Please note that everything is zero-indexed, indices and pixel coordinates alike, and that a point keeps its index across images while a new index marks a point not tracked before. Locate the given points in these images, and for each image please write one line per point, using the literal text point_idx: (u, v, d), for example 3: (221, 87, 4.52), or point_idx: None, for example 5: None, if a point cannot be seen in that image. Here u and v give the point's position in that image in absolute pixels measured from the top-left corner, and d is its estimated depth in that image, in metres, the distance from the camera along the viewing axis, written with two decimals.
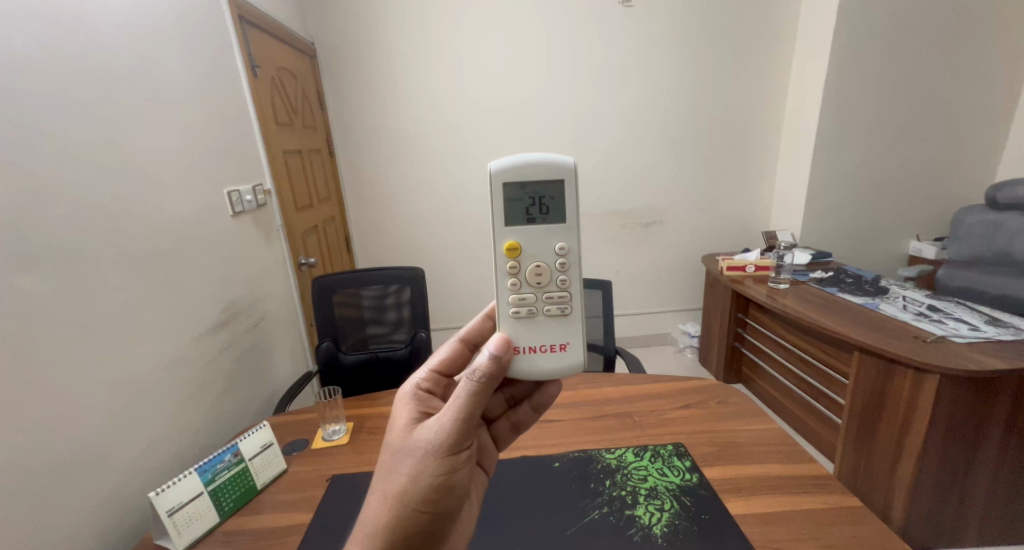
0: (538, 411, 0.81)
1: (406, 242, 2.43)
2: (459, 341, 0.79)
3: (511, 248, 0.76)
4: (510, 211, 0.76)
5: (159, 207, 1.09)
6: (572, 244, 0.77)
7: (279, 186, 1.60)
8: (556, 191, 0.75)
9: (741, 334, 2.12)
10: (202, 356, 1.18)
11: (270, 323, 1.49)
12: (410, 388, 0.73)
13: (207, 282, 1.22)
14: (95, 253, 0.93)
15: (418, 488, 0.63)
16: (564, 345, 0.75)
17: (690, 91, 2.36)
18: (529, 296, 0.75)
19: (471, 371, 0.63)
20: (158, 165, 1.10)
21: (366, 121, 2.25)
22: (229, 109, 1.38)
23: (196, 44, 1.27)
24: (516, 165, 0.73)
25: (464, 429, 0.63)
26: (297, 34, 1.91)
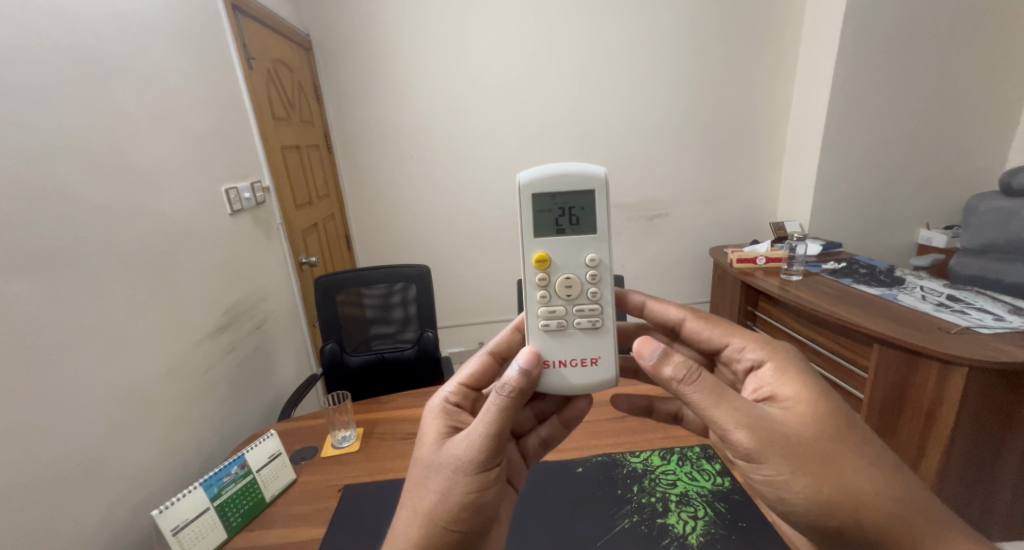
0: (568, 426, 0.81)
1: (408, 238, 2.38)
2: (488, 353, 0.80)
3: (540, 260, 0.77)
4: (539, 222, 0.77)
5: (153, 205, 1.03)
6: (603, 256, 0.78)
7: (279, 184, 1.55)
8: (586, 201, 0.76)
9: (751, 327, 2.08)
10: (203, 363, 1.13)
11: (274, 326, 1.44)
12: (438, 403, 0.75)
13: (206, 284, 1.16)
14: (88, 254, 0.87)
15: (447, 506, 0.64)
16: (595, 360, 0.76)
17: (695, 82, 2.32)
18: (559, 309, 0.76)
19: (501, 386, 0.65)
20: (151, 161, 1.04)
21: (365, 115, 2.19)
22: (224, 102, 1.31)
23: (188, 34, 1.21)
24: (547, 177, 0.74)
25: (492, 444, 0.65)
26: (293, 27, 1.86)
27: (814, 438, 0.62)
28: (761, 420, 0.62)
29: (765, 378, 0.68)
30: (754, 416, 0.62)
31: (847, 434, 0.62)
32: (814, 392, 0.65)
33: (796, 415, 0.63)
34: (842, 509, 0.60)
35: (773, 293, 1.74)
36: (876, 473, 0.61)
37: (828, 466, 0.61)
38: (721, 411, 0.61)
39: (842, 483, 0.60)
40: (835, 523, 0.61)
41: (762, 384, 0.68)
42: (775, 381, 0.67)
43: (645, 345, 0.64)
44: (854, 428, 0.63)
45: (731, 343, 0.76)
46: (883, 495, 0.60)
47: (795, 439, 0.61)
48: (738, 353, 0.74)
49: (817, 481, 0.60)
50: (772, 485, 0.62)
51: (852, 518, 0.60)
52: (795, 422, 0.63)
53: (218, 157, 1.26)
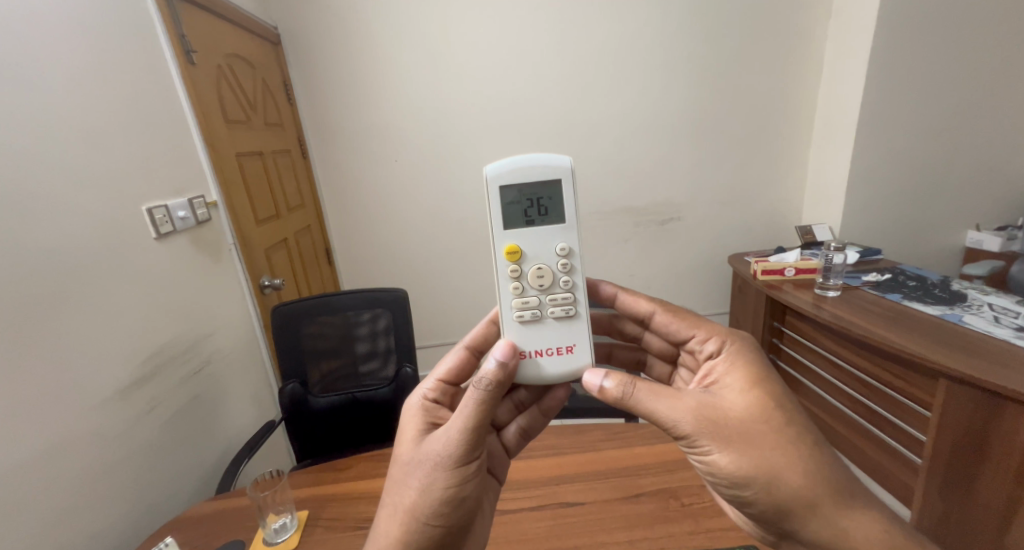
0: (546, 414, 0.84)
1: (395, 249, 2.17)
2: (465, 349, 0.83)
3: (512, 253, 0.83)
4: (509, 216, 0.84)
5: (39, 237, 0.81)
6: (571, 245, 0.85)
7: (232, 199, 1.34)
8: (552, 193, 0.82)
9: (777, 344, 1.84)
10: (114, 424, 0.93)
11: (222, 365, 1.24)
12: (417, 400, 0.76)
13: (117, 334, 0.94)
14: None
15: (429, 502, 0.67)
16: (569, 348, 0.82)
17: (711, 71, 2.08)
18: (533, 300, 0.83)
19: (478, 381, 0.66)
20: (40, 182, 0.82)
21: (344, 116, 1.98)
22: (151, 106, 1.10)
23: (99, 23, 0.99)
24: (511, 171, 0.81)
25: (471, 439, 0.67)
26: (256, 18, 1.65)
27: (742, 420, 0.67)
28: (697, 408, 0.68)
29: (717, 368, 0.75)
30: (689, 405, 0.68)
31: (774, 417, 0.67)
32: (753, 381, 0.70)
33: (740, 400, 0.69)
34: (757, 482, 0.66)
35: (804, 310, 1.51)
36: (796, 453, 0.66)
37: (753, 446, 0.66)
38: (660, 407, 0.68)
39: (762, 462, 0.65)
40: (751, 494, 0.67)
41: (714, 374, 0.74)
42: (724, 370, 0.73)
43: (593, 376, 0.73)
44: (784, 411, 0.68)
45: (694, 335, 0.81)
46: (798, 473, 0.65)
47: (726, 423, 0.67)
48: (698, 345, 0.80)
49: (739, 460, 0.66)
50: (705, 466, 0.68)
51: (765, 490, 0.66)
52: (729, 406, 0.68)
53: (142, 172, 1.04)
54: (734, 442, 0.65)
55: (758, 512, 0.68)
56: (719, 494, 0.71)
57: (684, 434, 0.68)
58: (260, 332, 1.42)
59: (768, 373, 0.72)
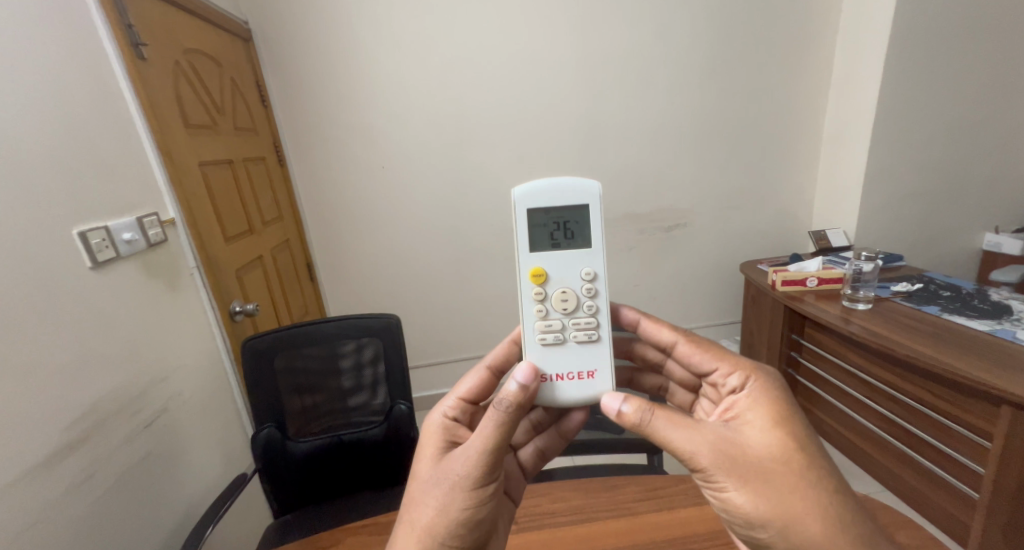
0: (565, 437, 0.78)
1: (382, 263, 2.00)
2: (485, 369, 0.73)
3: (536, 274, 0.71)
4: (533, 237, 0.72)
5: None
6: (600, 270, 0.72)
7: (193, 216, 1.16)
8: (580, 215, 0.71)
9: (795, 358, 1.69)
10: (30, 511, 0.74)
11: (180, 414, 1.06)
12: (437, 417, 0.70)
13: (29, 398, 0.75)
14: None
15: (446, 525, 0.61)
16: (591, 373, 0.70)
17: (718, 68, 1.95)
18: (556, 323, 0.70)
19: (499, 401, 0.61)
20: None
21: (322, 121, 1.81)
22: (85, 112, 0.92)
23: (17, 12, 0.81)
24: (538, 191, 0.70)
25: (493, 460, 0.62)
26: (224, 10, 1.48)
27: (762, 460, 0.60)
28: (715, 441, 0.61)
29: (739, 403, 0.66)
30: (707, 437, 0.62)
31: (796, 459, 0.60)
32: (778, 420, 0.63)
33: (765, 440, 0.61)
34: (772, 525, 0.59)
35: (829, 322, 1.38)
36: (818, 501, 0.58)
37: (770, 488, 0.59)
38: (676, 436, 0.62)
39: (780, 505, 0.59)
40: (766, 537, 0.60)
41: (737, 408, 0.66)
42: (748, 407, 0.65)
43: (612, 399, 0.67)
44: (809, 455, 0.61)
45: (717, 368, 0.72)
46: (819, 522, 0.58)
47: (745, 460, 0.61)
48: (721, 378, 0.71)
49: (757, 502, 0.59)
50: (719, 501, 0.62)
51: (781, 535, 0.59)
52: (750, 444, 0.62)
53: (72, 190, 0.87)
54: (749, 481, 0.59)
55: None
56: (734, 532, 0.65)
57: (702, 466, 0.62)
58: (227, 366, 1.24)
59: (797, 416, 0.64)
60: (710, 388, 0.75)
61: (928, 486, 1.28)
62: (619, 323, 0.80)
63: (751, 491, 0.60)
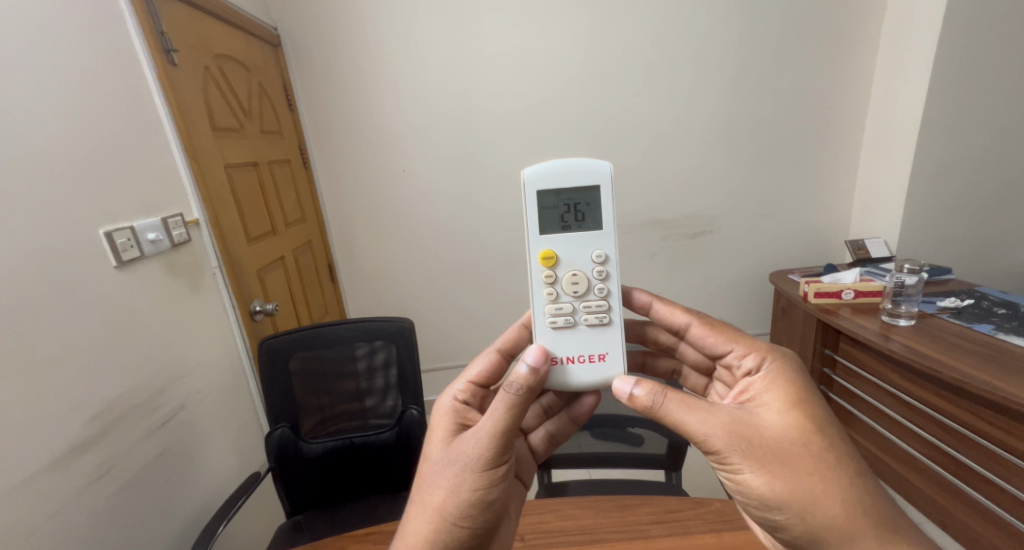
0: (576, 422, 0.76)
1: (401, 265, 2.01)
2: (496, 352, 0.72)
3: (547, 256, 0.69)
4: (544, 219, 0.70)
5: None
6: (611, 252, 0.70)
7: (216, 216, 1.19)
8: (591, 197, 0.69)
9: (828, 375, 1.60)
10: (45, 507, 0.76)
11: (199, 410, 1.09)
12: (447, 400, 0.69)
13: (50, 394, 0.78)
14: None
15: (457, 505, 0.59)
16: (603, 356, 0.67)
17: (751, 72, 1.88)
18: (567, 306, 0.68)
19: (509, 383, 0.59)
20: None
21: (347, 121, 1.83)
22: (118, 118, 0.95)
23: (47, 14, 0.83)
24: (550, 171, 0.68)
25: (503, 441, 0.60)
26: (255, 17, 1.52)
27: (779, 441, 0.58)
28: (730, 423, 0.59)
29: (755, 385, 0.64)
30: (720, 418, 0.59)
31: (815, 440, 0.58)
32: (795, 400, 0.61)
33: (782, 421, 0.59)
34: (790, 507, 0.57)
35: (864, 339, 1.31)
36: (838, 482, 0.56)
37: (787, 469, 0.57)
38: (689, 418, 0.60)
39: (798, 486, 0.56)
40: (783, 519, 0.58)
41: (753, 389, 0.64)
42: (764, 388, 0.63)
43: (623, 382, 0.64)
44: (828, 436, 0.58)
45: (732, 350, 0.69)
46: (838, 504, 0.56)
47: (761, 441, 0.58)
48: (736, 360, 0.68)
49: (774, 483, 0.57)
50: (735, 484, 0.59)
51: (799, 518, 0.57)
52: (766, 425, 0.59)
53: (102, 194, 0.90)
54: (766, 463, 0.57)
55: (789, 539, 0.59)
56: (749, 515, 0.62)
57: (716, 449, 0.59)
58: (246, 363, 1.27)
59: (816, 400, 0.61)
60: (724, 370, 0.72)
61: (977, 518, 1.19)
62: (631, 305, 0.78)
63: (770, 474, 0.57)
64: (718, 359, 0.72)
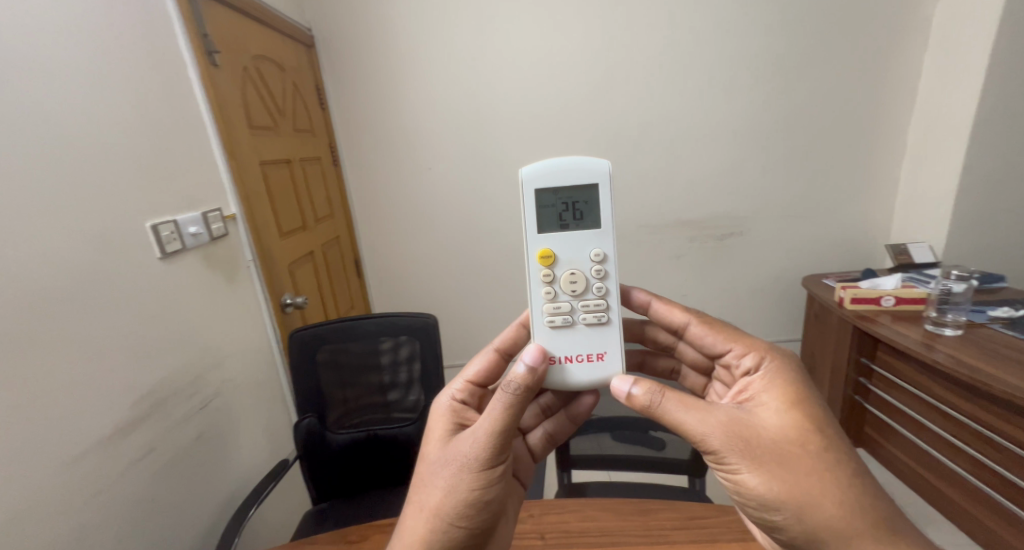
0: (575, 422, 0.76)
1: (428, 261, 2.03)
2: (494, 351, 0.72)
3: (545, 255, 0.69)
4: (542, 218, 0.70)
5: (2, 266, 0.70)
6: (609, 250, 0.70)
7: (250, 210, 1.23)
8: (589, 195, 0.69)
9: (864, 385, 1.54)
10: (93, 485, 0.80)
11: (233, 397, 1.13)
12: (445, 399, 0.69)
13: (100, 376, 0.82)
14: None
15: (454, 505, 0.60)
16: (601, 355, 0.68)
17: (788, 68, 1.82)
18: (565, 305, 0.68)
19: (506, 383, 0.59)
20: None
21: (376, 119, 1.87)
22: (165, 117, 1.00)
23: (103, 18, 0.89)
24: (547, 169, 0.68)
25: (501, 442, 0.60)
26: (290, 18, 1.56)
27: (777, 440, 0.59)
28: (729, 422, 0.60)
29: (754, 385, 0.65)
30: (719, 418, 0.60)
31: (812, 440, 0.59)
32: (793, 400, 0.62)
33: (781, 421, 0.60)
34: (787, 506, 0.58)
35: (904, 347, 1.25)
36: (834, 481, 0.58)
37: (785, 469, 0.58)
38: (689, 417, 0.60)
39: (795, 485, 0.57)
40: (779, 518, 0.59)
41: (752, 389, 0.65)
42: (763, 388, 0.64)
43: (622, 381, 0.65)
44: (825, 436, 0.60)
45: (731, 349, 0.70)
46: (834, 502, 0.57)
47: (759, 441, 0.59)
48: (736, 360, 0.69)
49: (771, 482, 0.58)
50: (732, 483, 0.60)
51: (795, 517, 0.58)
52: (765, 425, 0.60)
53: (149, 188, 0.94)
54: (764, 462, 0.58)
55: (786, 538, 0.60)
56: (744, 514, 0.63)
57: (714, 448, 0.60)
58: (276, 353, 1.31)
59: (815, 400, 0.63)
60: (723, 370, 0.73)
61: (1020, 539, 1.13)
62: (632, 304, 0.78)
63: (767, 473, 0.58)
64: (717, 358, 0.73)
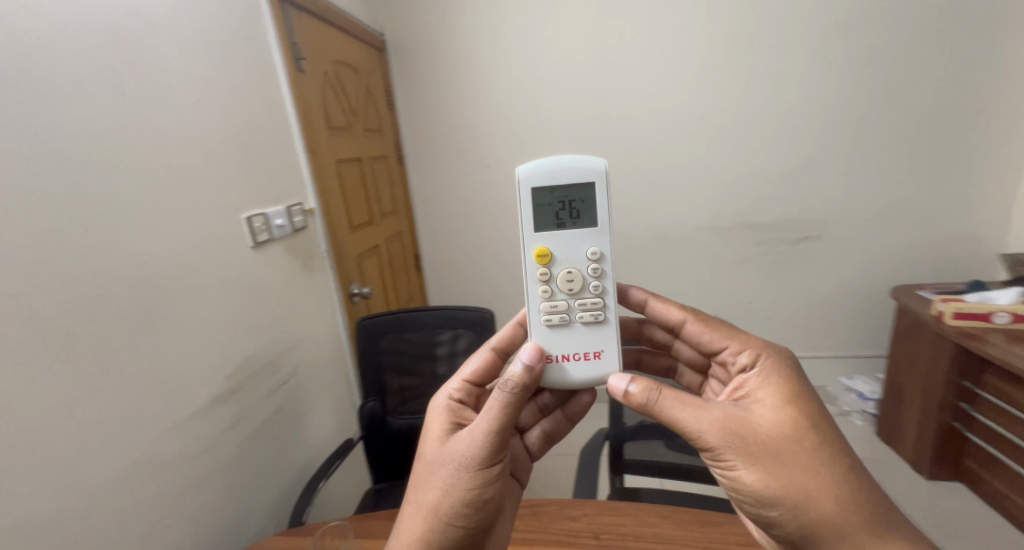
0: (572, 419, 0.78)
1: (490, 256, 2.08)
2: (491, 350, 0.75)
3: (541, 254, 0.71)
4: (538, 217, 0.72)
5: (120, 251, 0.78)
6: (605, 249, 0.71)
7: (325, 205, 1.32)
8: (585, 195, 0.70)
9: (968, 410, 1.45)
10: (196, 446, 0.90)
11: (307, 378, 1.22)
12: (443, 400, 0.71)
13: (206, 348, 0.92)
14: (83, 310, 0.72)
15: (452, 503, 0.62)
16: (598, 353, 0.70)
17: (874, 57, 1.66)
18: (562, 304, 0.70)
19: (505, 382, 0.61)
20: (112, 185, 0.77)
21: (436, 118, 1.94)
22: (259, 118, 1.10)
23: (214, 31, 1.00)
24: (544, 170, 0.69)
25: (498, 440, 0.62)
26: (365, 24, 1.66)
27: (774, 437, 0.59)
28: (725, 419, 0.59)
29: (749, 381, 0.64)
30: (716, 415, 0.60)
31: (807, 436, 0.59)
32: (789, 397, 0.61)
33: (777, 417, 0.60)
34: (784, 502, 0.57)
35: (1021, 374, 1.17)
36: (830, 477, 0.57)
37: (780, 465, 0.57)
38: (684, 414, 0.60)
39: (792, 481, 0.57)
40: (777, 515, 0.59)
41: (748, 385, 0.64)
42: (759, 384, 0.63)
43: (618, 379, 0.65)
44: (820, 432, 0.59)
45: (727, 346, 0.69)
46: (831, 498, 0.56)
47: (755, 438, 0.58)
48: (731, 356, 0.68)
49: (768, 479, 0.58)
50: (730, 481, 0.60)
51: (792, 513, 0.58)
52: (761, 422, 0.60)
53: (244, 182, 1.04)
54: (761, 459, 0.57)
55: (782, 533, 0.60)
56: (742, 511, 0.63)
57: (711, 445, 0.59)
58: (345, 340, 1.40)
59: (810, 396, 0.62)
60: (719, 367, 0.72)
61: None
62: (627, 301, 0.78)
63: (765, 470, 0.58)
64: (713, 355, 0.72)
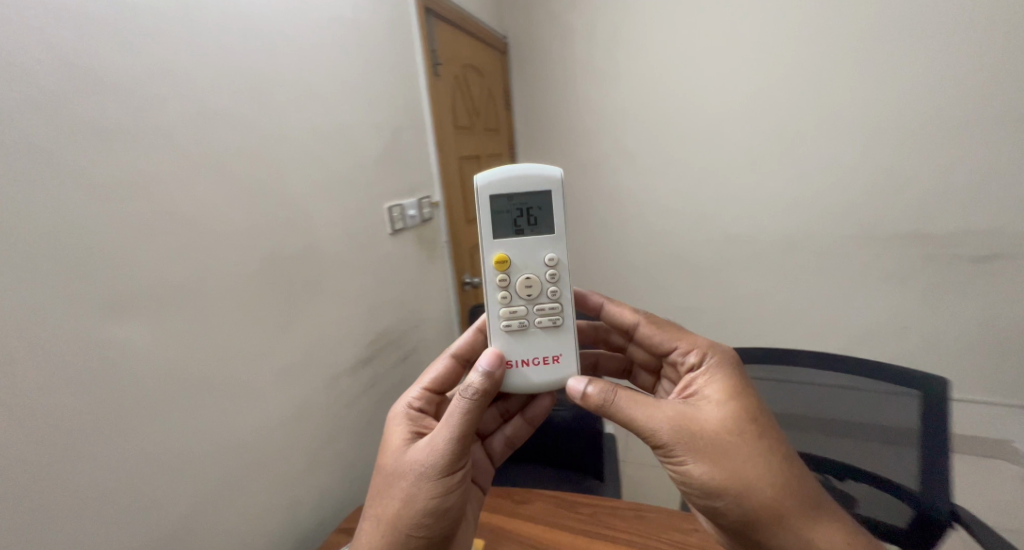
0: (532, 424, 0.83)
1: (599, 255, 2.08)
2: (451, 357, 0.78)
3: (500, 261, 0.69)
4: (495, 224, 0.69)
5: (256, 226, 0.85)
6: (562, 255, 0.70)
7: (447, 199, 1.42)
8: (543, 201, 0.69)
9: None
10: (339, 401, 1.04)
11: (423, 356, 1.34)
12: (402, 408, 0.72)
13: (352, 319, 1.07)
14: (274, 275, 0.88)
15: (412, 513, 0.62)
16: (556, 357, 0.69)
17: None
18: (520, 309, 0.69)
19: (464, 389, 0.61)
20: (251, 165, 0.84)
21: (553, 120, 2.00)
22: (402, 118, 1.23)
23: (374, 43, 1.14)
24: (502, 178, 0.67)
25: (458, 448, 0.62)
26: (492, 30, 1.76)
27: (720, 433, 0.60)
28: (676, 416, 0.60)
29: (695, 378, 0.66)
30: (666, 413, 0.60)
31: (748, 429, 0.60)
32: (732, 392, 0.62)
33: (724, 413, 0.61)
34: (727, 493, 0.59)
35: None
36: (768, 467, 0.59)
37: (724, 457, 0.59)
38: (638, 413, 0.61)
39: (735, 472, 0.58)
40: (722, 505, 0.60)
41: (695, 382, 0.65)
42: (705, 381, 0.64)
43: (576, 381, 0.66)
44: (760, 425, 0.60)
45: (677, 346, 0.71)
46: (770, 486, 0.58)
47: (703, 435, 0.59)
48: (681, 356, 0.70)
49: (714, 471, 0.59)
50: (680, 475, 0.61)
51: (736, 502, 0.59)
52: (708, 418, 0.61)
53: (388, 175, 1.18)
54: (707, 453, 0.59)
55: (727, 524, 0.61)
56: (691, 504, 0.64)
57: (663, 443, 0.60)
58: (455, 324, 1.50)
59: (751, 390, 0.63)
60: (670, 367, 0.74)
61: None
62: (585, 304, 0.80)
63: (712, 463, 0.59)
64: (665, 356, 0.73)
